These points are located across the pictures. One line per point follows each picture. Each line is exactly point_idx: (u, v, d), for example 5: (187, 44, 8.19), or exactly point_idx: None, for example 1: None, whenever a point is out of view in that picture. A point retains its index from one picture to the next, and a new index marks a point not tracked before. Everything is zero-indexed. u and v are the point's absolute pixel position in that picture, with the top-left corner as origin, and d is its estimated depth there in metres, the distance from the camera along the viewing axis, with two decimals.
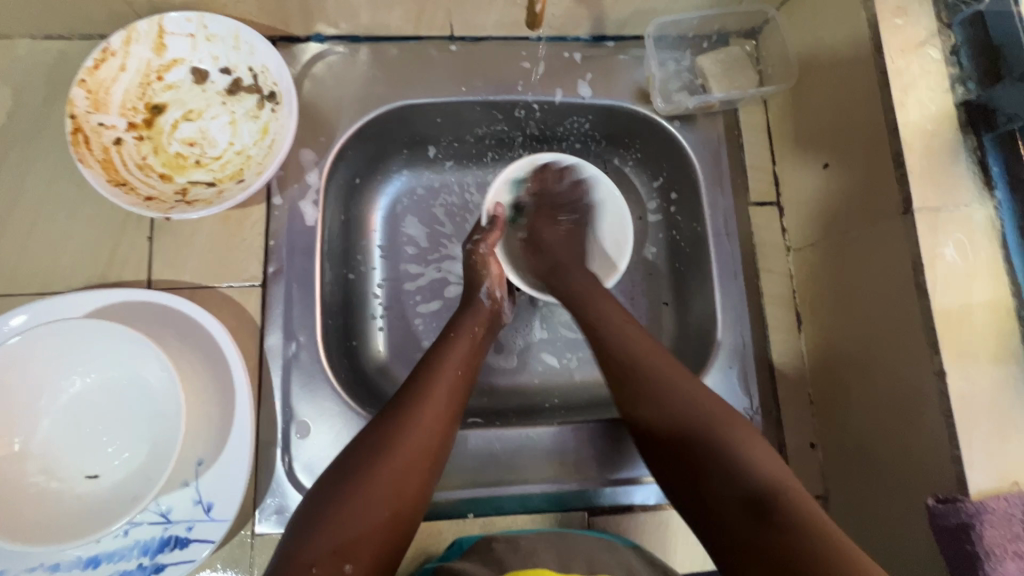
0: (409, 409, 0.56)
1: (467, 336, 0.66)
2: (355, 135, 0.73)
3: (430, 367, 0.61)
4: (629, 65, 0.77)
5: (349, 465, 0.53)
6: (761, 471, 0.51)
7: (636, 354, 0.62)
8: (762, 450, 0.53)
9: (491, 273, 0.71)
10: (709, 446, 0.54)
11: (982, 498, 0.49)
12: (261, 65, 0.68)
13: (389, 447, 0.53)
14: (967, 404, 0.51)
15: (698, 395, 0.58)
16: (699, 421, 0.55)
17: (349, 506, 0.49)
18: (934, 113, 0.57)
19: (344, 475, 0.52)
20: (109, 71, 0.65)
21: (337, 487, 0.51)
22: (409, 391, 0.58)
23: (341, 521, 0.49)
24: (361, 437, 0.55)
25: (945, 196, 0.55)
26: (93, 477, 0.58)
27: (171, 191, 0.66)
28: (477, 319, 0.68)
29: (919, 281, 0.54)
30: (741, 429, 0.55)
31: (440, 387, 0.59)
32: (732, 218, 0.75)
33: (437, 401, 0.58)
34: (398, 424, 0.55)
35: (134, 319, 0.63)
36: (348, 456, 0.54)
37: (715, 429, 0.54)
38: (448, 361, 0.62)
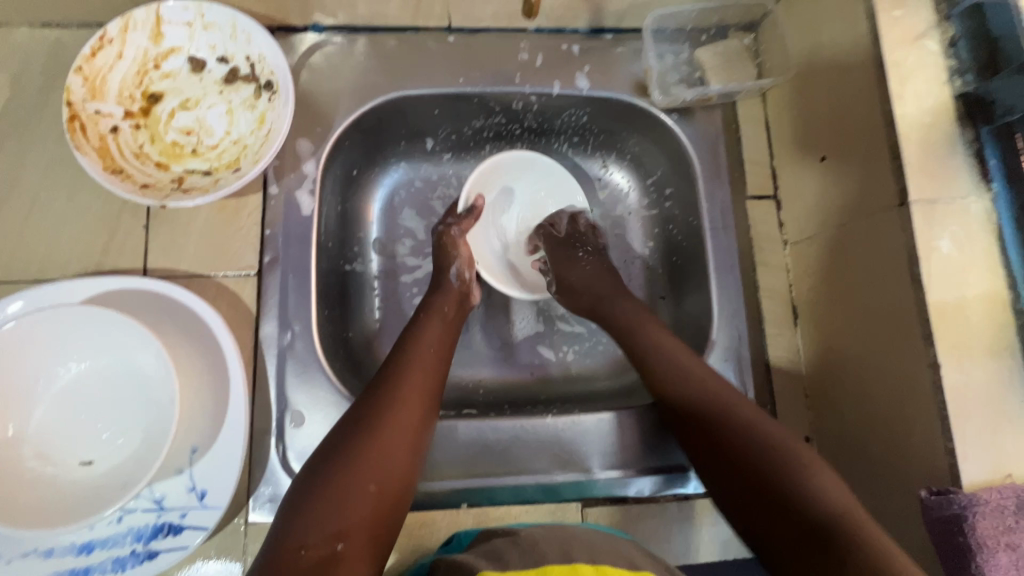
0: (386, 390, 0.57)
1: (438, 318, 0.66)
2: (352, 125, 0.73)
3: (403, 349, 0.61)
4: (628, 57, 0.77)
5: (331, 447, 0.53)
6: (832, 501, 0.49)
7: (703, 379, 0.62)
8: (831, 481, 0.51)
9: (461, 256, 0.72)
10: (785, 472, 0.52)
11: (975, 490, 0.49)
12: (258, 54, 0.68)
13: (369, 427, 0.54)
14: (961, 397, 0.51)
15: (767, 424, 0.56)
16: (771, 450, 0.54)
17: (338, 487, 0.49)
18: (931, 105, 0.57)
19: (327, 458, 0.52)
20: (106, 59, 0.65)
21: (320, 470, 0.51)
22: (385, 374, 0.59)
23: (330, 502, 0.48)
24: (342, 421, 0.55)
25: (941, 188, 0.55)
26: (86, 463, 0.58)
27: (167, 180, 0.66)
28: (450, 301, 0.69)
29: (914, 273, 0.54)
30: (816, 465, 0.52)
31: (416, 368, 0.59)
32: (730, 211, 0.75)
33: (414, 380, 0.58)
34: (376, 405, 0.55)
35: (129, 306, 0.63)
36: (330, 440, 0.54)
37: (786, 464, 0.52)
38: (421, 342, 0.63)
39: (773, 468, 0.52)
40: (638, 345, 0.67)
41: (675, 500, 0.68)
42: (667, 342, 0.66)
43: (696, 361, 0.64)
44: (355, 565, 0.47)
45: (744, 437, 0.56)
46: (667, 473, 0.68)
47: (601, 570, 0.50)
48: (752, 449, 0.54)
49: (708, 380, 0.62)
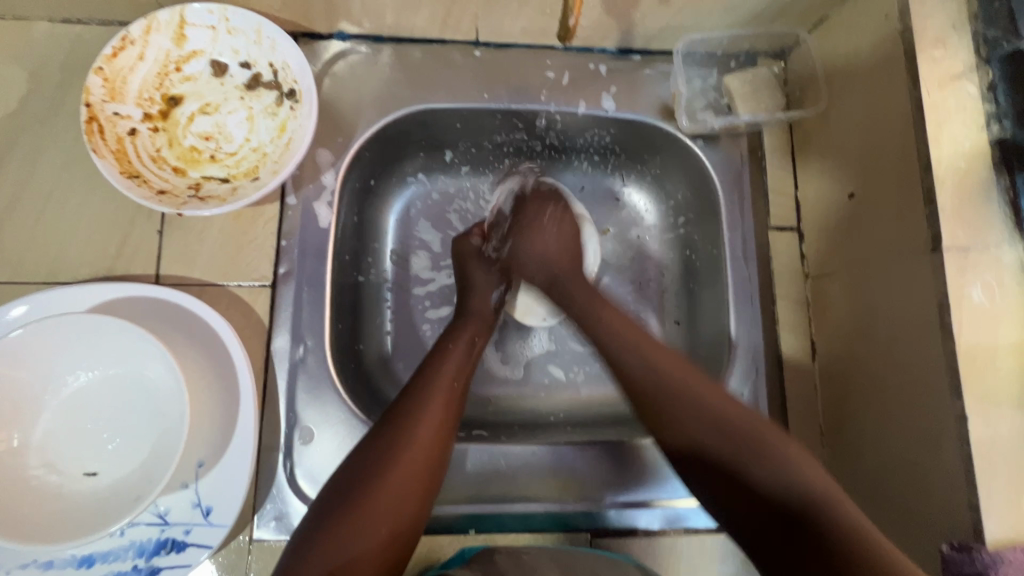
0: (403, 424, 0.55)
1: (462, 346, 0.65)
2: (373, 136, 0.72)
3: (424, 380, 0.59)
4: (655, 80, 0.76)
5: (346, 481, 0.52)
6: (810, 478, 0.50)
7: (675, 368, 0.58)
8: (802, 455, 0.52)
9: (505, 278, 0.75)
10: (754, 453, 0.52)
11: (998, 549, 0.49)
12: (282, 61, 0.67)
13: (385, 462, 0.52)
14: (987, 452, 0.50)
15: (739, 407, 0.55)
16: (733, 431, 0.54)
17: (347, 527, 0.49)
18: (968, 150, 0.56)
19: (341, 493, 0.51)
20: (127, 60, 0.63)
21: (332, 507, 0.50)
22: (402, 402, 0.57)
23: (340, 541, 0.48)
24: (357, 452, 0.54)
25: (975, 235, 0.54)
26: (92, 474, 0.57)
27: (183, 186, 0.65)
28: (479, 330, 0.69)
29: (944, 321, 0.53)
30: (787, 441, 0.53)
31: (434, 399, 0.57)
32: (751, 241, 0.74)
33: (431, 414, 0.56)
34: (391, 439, 0.54)
35: (140, 316, 0.62)
36: (343, 471, 0.53)
37: (760, 442, 0.53)
38: (441, 370, 0.61)
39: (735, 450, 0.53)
40: (591, 314, 0.66)
41: (684, 534, 0.67)
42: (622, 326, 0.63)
43: (658, 348, 0.61)
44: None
45: (693, 421, 0.55)
46: (678, 507, 0.67)
47: None
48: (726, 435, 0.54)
49: (670, 359, 0.59)
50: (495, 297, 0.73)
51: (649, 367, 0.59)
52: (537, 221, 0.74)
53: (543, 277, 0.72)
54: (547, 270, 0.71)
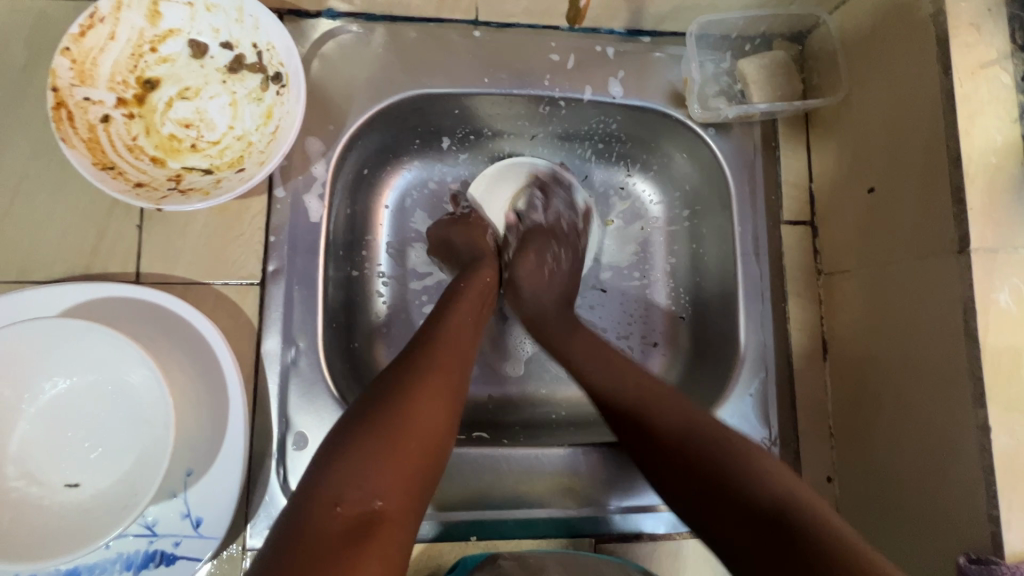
0: (425, 350, 0.54)
1: (477, 284, 0.65)
2: (366, 124, 0.68)
3: (443, 316, 0.59)
4: (665, 64, 0.72)
5: (373, 398, 0.49)
6: (774, 483, 0.47)
7: (635, 385, 0.56)
8: (772, 463, 0.48)
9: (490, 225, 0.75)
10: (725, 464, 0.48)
11: (1017, 562, 0.47)
12: (267, 41, 0.62)
13: (412, 379, 0.50)
14: (1009, 463, 0.49)
15: (701, 419, 0.52)
16: (698, 441, 0.50)
17: (378, 442, 0.45)
18: (1000, 145, 0.52)
19: (367, 411, 0.48)
20: (97, 40, 0.58)
21: (359, 421, 0.47)
22: (422, 335, 0.56)
23: (370, 457, 0.45)
24: (379, 379, 0.52)
25: (1005, 236, 0.51)
26: (74, 485, 0.54)
27: (163, 178, 0.61)
28: (492, 268, 0.68)
29: (969, 327, 0.51)
30: (750, 446, 0.49)
31: (451, 329, 0.58)
32: (763, 237, 0.71)
33: (451, 344, 0.56)
34: (415, 363, 0.52)
35: (121, 318, 0.58)
36: (367, 394, 0.50)
37: (727, 449, 0.49)
38: (458, 307, 0.60)
39: (702, 463, 0.49)
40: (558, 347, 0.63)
41: (690, 538, 0.66)
42: (591, 342, 0.62)
43: (629, 364, 0.58)
44: (394, 527, 0.43)
45: (666, 434, 0.52)
46: None
47: None
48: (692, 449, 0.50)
49: (633, 375, 0.57)
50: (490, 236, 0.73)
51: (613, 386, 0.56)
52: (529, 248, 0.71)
53: (532, 308, 0.67)
54: (540, 315, 0.66)
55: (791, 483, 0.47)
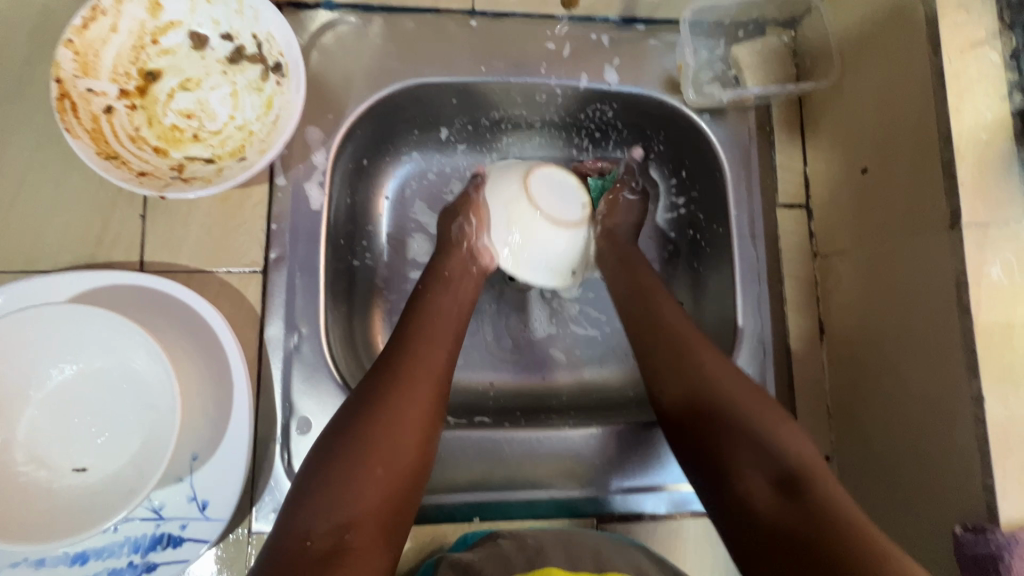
0: (392, 368, 0.55)
1: (440, 287, 0.64)
2: (365, 113, 0.69)
3: (407, 330, 0.59)
4: (660, 51, 0.73)
5: (338, 428, 0.51)
6: (798, 454, 0.51)
7: (685, 339, 0.60)
8: (794, 437, 0.53)
9: (469, 208, 0.68)
10: (752, 435, 0.53)
11: (1013, 530, 0.48)
12: (266, 32, 0.63)
13: (377, 405, 0.52)
14: (1004, 433, 0.49)
15: (733, 386, 0.56)
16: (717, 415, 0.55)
17: (344, 475, 0.48)
18: (990, 121, 0.53)
19: (334, 443, 0.50)
20: (99, 32, 0.59)
21: (329, 452, 0.49)
22: (391, 351, 0.57)
23: (338, 490, 0.47)
24: (347, 405, 0.53)
25: (996, 211, 0.52)
26: (82, 470, 0.55)
27: (166, 167, 0.61)
28: (453, 265, 0.66)
29: (962, 301, 0.51)
30: (770, 410, 0.54)
31: (421, 344, 0.57)
32: (759, 220, 0.72)
33: (419, 361, 0.56)
34: (381, 386, 0.53)
35: (126, 304, 0.59)
36: (336, 422, 0.52)
37: (751, 416, 0.54)
38: (427, 320, 0.60)
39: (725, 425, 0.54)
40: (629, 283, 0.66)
41: (690, 517, 0.66)
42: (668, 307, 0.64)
43: (668, 302, 0.65)
44: (365, 554, 0.45)
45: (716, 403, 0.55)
46: (685, 492, 0.66)
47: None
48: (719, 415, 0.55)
49: (684, 325, 0.62)
50: (457, 230, 0.68)
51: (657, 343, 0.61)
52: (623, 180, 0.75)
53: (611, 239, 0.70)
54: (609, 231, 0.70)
55: (802, 444, 0.52)
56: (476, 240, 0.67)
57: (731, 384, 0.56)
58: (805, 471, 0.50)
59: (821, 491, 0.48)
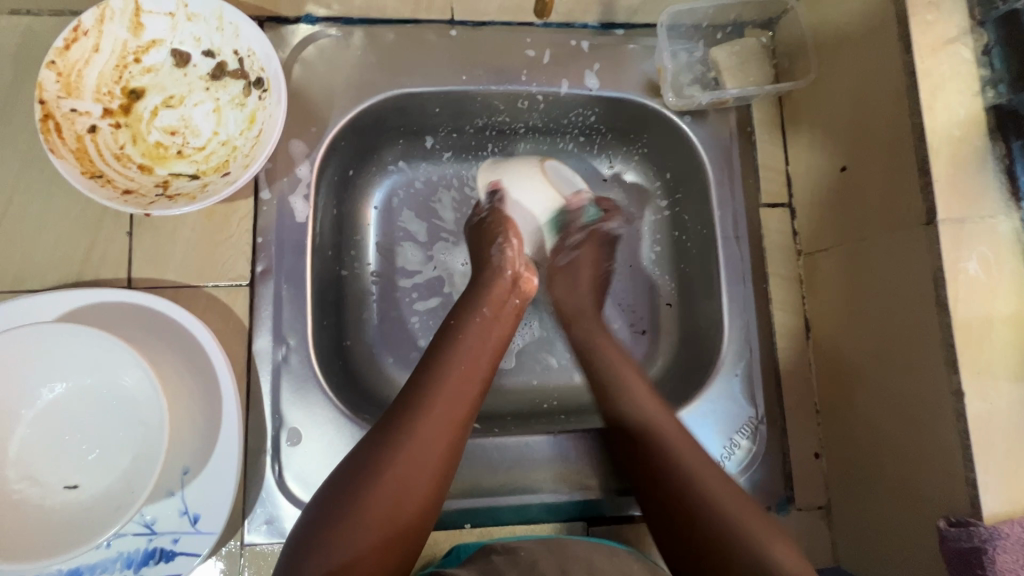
0: (414, 405, 0.53)
1: (472, 321, 0.61)
2: (348, 125, 0.69)
3: (436, 363, 0.56)
4: (639, 55, 0.73)
5: (357, 464, 0.50)
6: (793, 571, 0.48)
7: (653, 423, 0.60)
8: (787, 549, 0.49)
9: (509, 228, 0.70)
10: (733, 545, 0.50)
11: (995, 523, 0.48)
12: (247, 48, 0.63)
13: (394, 447, 0.50)
14: (983, 426, 0.50)
15: (723, 488, 0.54)
16: (696, 491, 0.53)
17: (351, 521, 0.47)
18: (963, 117, 0.54)
19: (349, 482, 0.49)
20: (81, 52, 0.60)
21: (342, 491, 0.49)
22: (416, 384, 0.55)
23: (342, 538, 0.47)
24: (368, 437, 0.53)
25: (971, 206, 0.52)
26: (73, 487, 0.56)
27: (151, 184, 0.62)
28: (491, 301, 0.64)
29: (939, 296, 0.52)
30: (750, 512, 0.52)
31: (445, 387, 0.55)
32: (742, 220, 0.72)
33: (442, 403, 0.53)
34: (399, 431, 0.51)
35: (113, 321, 0.59)
36: (356, 454, 0.52)
37: (741, 525, 0.51)
38: (454, 359, 0.57)
39: (718, 525, 0.51)
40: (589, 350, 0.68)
41: None
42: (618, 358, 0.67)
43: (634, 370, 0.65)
44: None
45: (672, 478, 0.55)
46: None
47: None
48: (696, 509, 0.53)
49: (651, 402, 0.62)
50: (499, 253, 0.68)
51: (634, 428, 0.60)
52: (588, 245, 0.76)
53: (566, 304, 0.72)
54: (578, 310, 0.72)
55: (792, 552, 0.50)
56: (518, 267, 0.68)
57: (696, 468, 0.55)
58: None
59: None
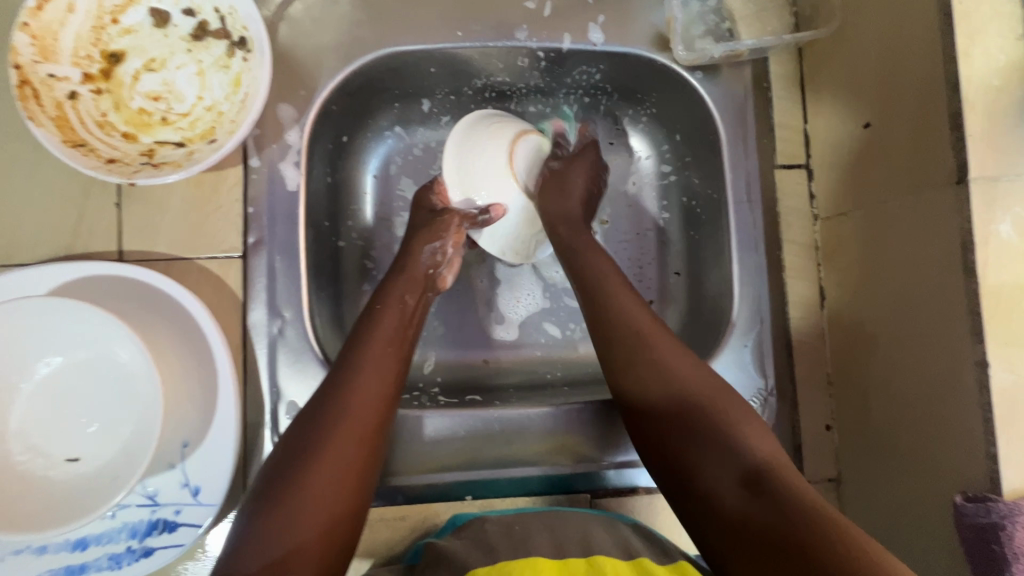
0: (338, 392, 0.53)
1: (395, 307, 0.61)
2: (338, 88, 0.66)
3: (359, 350, 0.56)
4: (648, 4, 0.68)
5: (288, 453, 0.50)
6: (760, 450, 0.49)
7: (641, 328, 0.57)
8: (753, 428, 0.51)
9: (450, 235, 0.66)
10: (708, 414, 0.52)
11: (1016, 499, 0.46)
12: (228, 5, 0.60)
13: (322, 432, 0.50)
14: (1008, 399, 0.47)
15: (695, 372, 0.54)
16: (682, 392, 0.53)
17: (288, 508, 0.46)
18: (1003, 64, 0.49)
19: (283, 469, 0.49)
20: (55, 13, 0.57)
21: (276, 480, 0.48)
22: (339, 370, 0.55)
23: (279, 526, 0.46)
24: (296, 425, 0.52)
25: (1008, 163, 0.48)
26: (74, 460, 0.56)
27: (135, 153, 0.60)
28: (411, 288, 0.63)
29: (967, 262, 0.48)
30: (735, 409, 0.52)
31: (370, 367, 0.55)
32: (756, 183, 0.68)
33: (365, 387, 0.54)
34: (325, 419, 0.51)
35: (105, 294, 0.58)
36: (288, 442, 0.51)
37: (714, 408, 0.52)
38: (376, 342, 0.57)
39: (689, 415, 0.52)
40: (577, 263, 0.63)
41: None
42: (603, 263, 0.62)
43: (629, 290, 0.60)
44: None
45: (657, 385, 0.54)
46: None
47: (592, 559, 0.50)
48: (670, 397, 0.53)
49: (643, 309, 0.59)
50: (430, 253, 0.66)
51: (623, 323, 0.58)
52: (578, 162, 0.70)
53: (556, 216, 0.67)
54: (555, 236, 0.65)
55: (768, 441, 0.50)
56: (443, 272, 0.67)
57: (685, 371, 0.54)
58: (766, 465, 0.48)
59: (783, 486, 0.46)
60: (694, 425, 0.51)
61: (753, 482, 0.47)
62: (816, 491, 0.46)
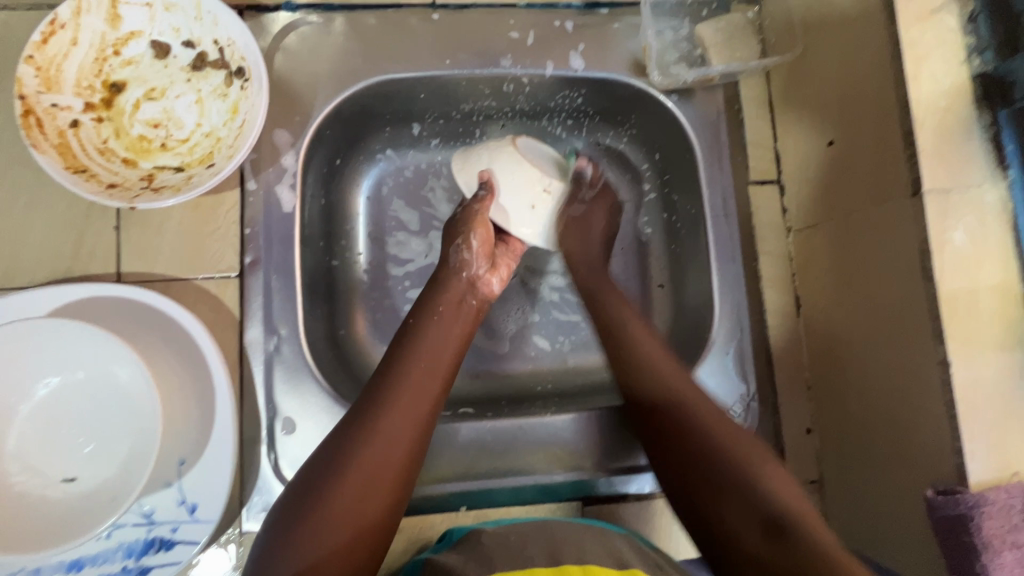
0: (374, 406, 0.53)
1: (432, 320, 0.60)
2: (331, 113, 0.68)
3: (397, 364, 0.56)
4: (625, 33, 0.72)
5: (321, 464, 0.51)
6: (780, 499, 0.51)
7: (635, 343, 0.63)
8: (772, 472, 0.52)
9: (475, 230, 0.64)
10: (691, 424, 0.56)
11: (981, 490, 0.49)
12: (226, 37, 0.63)
13: (354, 448, 0.51)
14: (969, 395, 0.50)
15: (676, 373, 0.60)
16: (657, 395, 0.59)
17: (315, 520, 0.48)
18: (947, 87, 0.53)
19: (316, 480, 0.50)
20: (59, 46, 0.59)
21: (308, 489, 0.50)
22: (377, 384, 0.55)
23: (306, 536, 0.48)
24: (333, 434, 0.53)
25: (957, 176, 0.52)
26: (71, 479, 0.56)
27: (135, 178, 0.62)
28: (448, 298, 0.62)
29: (925, 268, 0.52)
30: (756, 455, 0.53)
31: (407, 385, 0.55)
32: (731, 198, 0.72)
33: (402, 405, 0.54)
34: (358, 435, 0.52)
35: (104, 314, 0.60)
36: (323, 450, 0.53)
37: (739, 466, 0.53)
38: (415, 357, 0.57)
39: (687, 435, 0.56)
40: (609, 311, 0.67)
41: None
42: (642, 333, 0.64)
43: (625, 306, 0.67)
44: None
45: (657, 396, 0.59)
46: None
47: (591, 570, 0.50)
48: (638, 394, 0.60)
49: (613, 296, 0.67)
50: (458, 255, 0.65)
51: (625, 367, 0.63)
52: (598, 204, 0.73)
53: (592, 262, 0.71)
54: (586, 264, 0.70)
55: (779, 473, 0.52)
56: (476, 268, 0.65)
57: (674, 381, 0.60)
58: (753, 481, 0.52)
59: (805, 542, 0.48)
60: (677, 431, 0.57)
61: (776, 529, 0.49)
62: (837, 546, 0.48)
